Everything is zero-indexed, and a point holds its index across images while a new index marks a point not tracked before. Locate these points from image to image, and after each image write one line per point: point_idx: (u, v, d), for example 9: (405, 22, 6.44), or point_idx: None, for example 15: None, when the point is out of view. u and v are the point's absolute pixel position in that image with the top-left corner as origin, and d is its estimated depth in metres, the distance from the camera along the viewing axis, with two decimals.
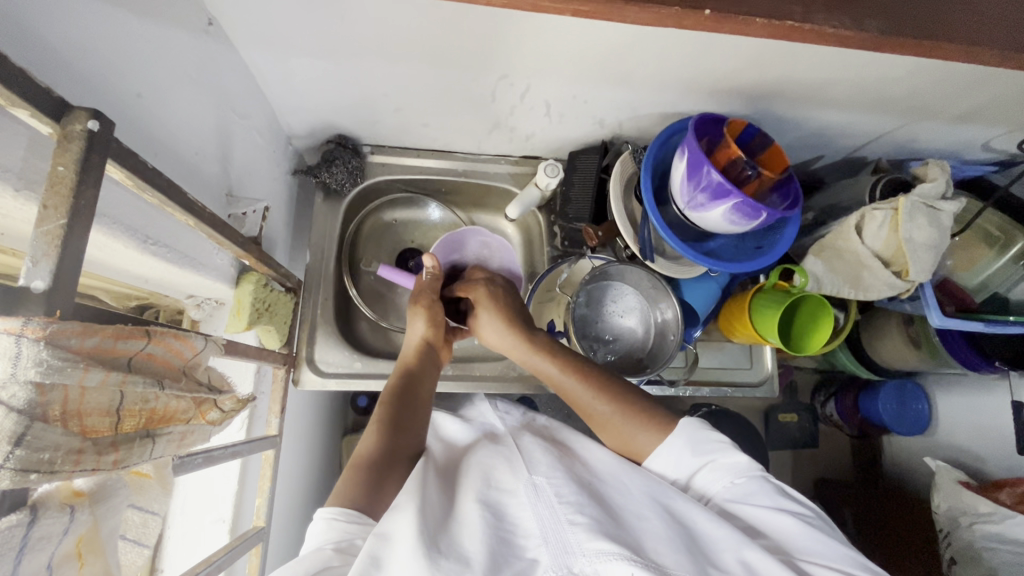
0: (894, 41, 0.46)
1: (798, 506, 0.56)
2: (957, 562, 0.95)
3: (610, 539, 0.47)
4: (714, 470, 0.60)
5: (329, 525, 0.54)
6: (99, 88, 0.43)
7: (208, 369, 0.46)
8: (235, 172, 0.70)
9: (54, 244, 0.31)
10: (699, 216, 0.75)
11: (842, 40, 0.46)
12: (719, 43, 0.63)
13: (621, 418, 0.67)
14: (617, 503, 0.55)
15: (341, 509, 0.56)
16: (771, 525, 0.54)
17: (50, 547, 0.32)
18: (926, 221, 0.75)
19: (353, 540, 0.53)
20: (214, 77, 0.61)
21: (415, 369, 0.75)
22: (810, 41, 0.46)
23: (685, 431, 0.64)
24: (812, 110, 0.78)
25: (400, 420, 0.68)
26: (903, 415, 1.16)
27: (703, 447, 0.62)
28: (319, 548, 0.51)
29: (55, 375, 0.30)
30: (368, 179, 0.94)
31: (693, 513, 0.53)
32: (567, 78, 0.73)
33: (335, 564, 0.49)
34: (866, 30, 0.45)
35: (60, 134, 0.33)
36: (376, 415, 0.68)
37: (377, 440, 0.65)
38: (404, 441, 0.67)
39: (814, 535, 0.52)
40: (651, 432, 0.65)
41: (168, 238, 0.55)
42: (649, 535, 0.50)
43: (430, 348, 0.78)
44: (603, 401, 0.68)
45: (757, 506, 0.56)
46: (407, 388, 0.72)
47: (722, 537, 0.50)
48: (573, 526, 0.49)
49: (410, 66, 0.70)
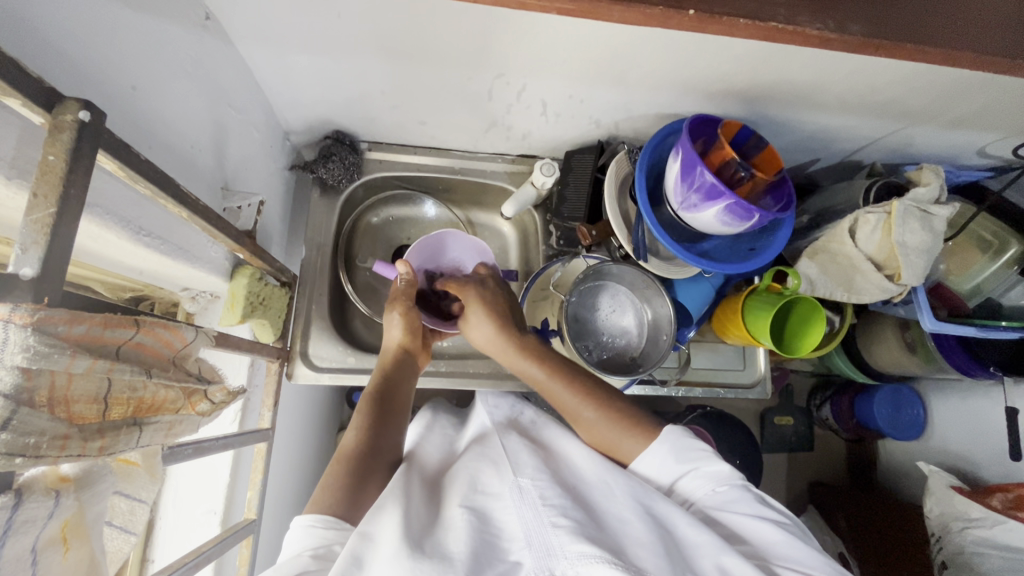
0: (875, 45, 0.46)
1: (776, 515, 0.56)
2: (949, 566, 0.95)
3: (591, 542, 0.47)
4: (697, 478, 0.60)
5: (308, 532, 0.55)
6: (94, 81, 0.44)
7: (198, 360, 0.47)
8: (230, 165, 0.70)
9: (43, 232, 0.32)
10: (692, 217, 0.76)
11: (825, 42, 0.46)
12: (714, 44, 0.63)
13: (604, 424, 0.67)
14: (601, 508, 0.55)
15: (320, 516, 0.56)
16: (752, 531, 0.54)
17: (34, 531, 0.32)
18: (919, 225, 0.76)
19: (331, 547, 0.53)
20: (210, 71, 0.62)
21: (392, 373, 0.75)
22: (794, 43, 0.46)
23: (669, 439, 0.64)
24: (808, 113, 0.78)
25: (380, 425, 0.69)
26: (898, 419, 1.18)
27: (687, 455, 0.62)
28: (297, 555, 0.52)
29: (41, 361, 0.31)
30: (365, 175, 0.94)
31: (674, 516, 0.53)
32: (563, 77, 0.73)
33: (312, 569, 0.49)
34: (849, 33, 0.46)
35: (51, 124, 0.33)
36: (356, 419, 0.69)
37: (358, 441, 0.66)
38: (382, 446, 0.68)
39: (789, 545, 0.52)
40: (634, 438, 0.66)
41: (161, 230, 0.55)
42: (630, 539, 0.50)
43: (407, 354, 0.78)
44: (588, 405, 0.69)
45: (736, 514, 0.56)
46: (385, 393, 0.72)
47: (702, 542, 0.50)
48: (556, 528, 0.49)
49: (407, 63, 0.70)
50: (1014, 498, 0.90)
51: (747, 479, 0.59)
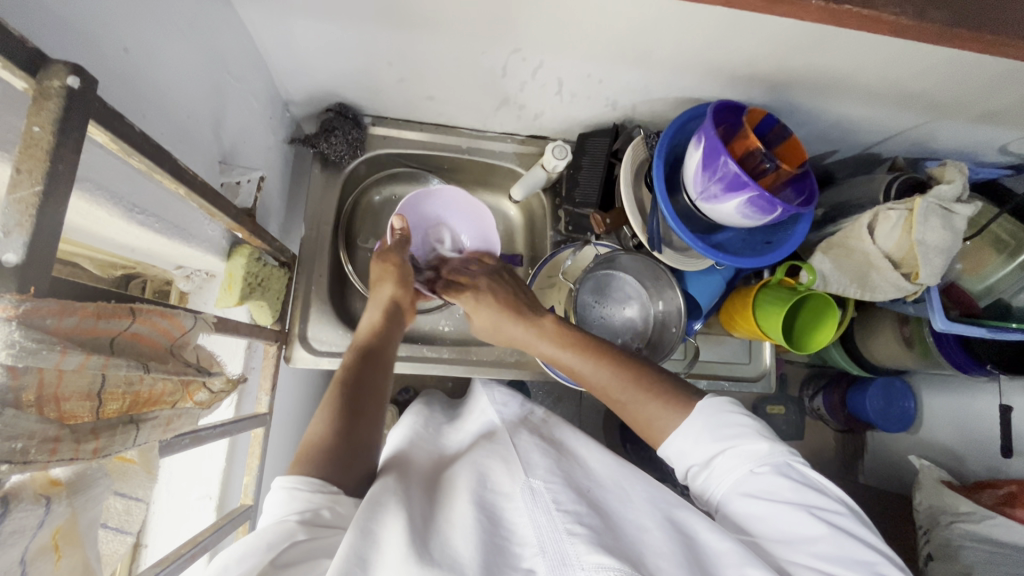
0: (954, 33, 0.46)
1: (821, 499, 0.54)
2: (934, 558, 0.95)
3: (608, 551, 0.44)
4: (734, 457, 0.58)
5: (291, 495, 0.53)
6: (85, 46, 0.40)
7: (197, 347, 0.44)
8: (228, 137, 0.66)
9: (29, 213, 0.28)
10: (710, 208, 0.73)
11: (898, 29, 0.45)
12: (746, 25, 0.60)
13: (638, 401, 0.65)
14: (618, 513, 0.53)
15: (302, 478, 0.55)
16: (787, 525, 0.53)
17: (23, 541, 0.30)
18: (940, 224, 0.73)
19: (319, 511, 0.53)
20: (206, 35, 0.57)
21: (381, 331, 0.74)
22: (865, 28, 0.45)
23: (704, 414, 0.61)
24: (834, 103, 0.75)
25: (361, 384, 0.66)
26: (889, 412, 1.14)
27: (723, 431, 0.59)
28: (282, 520, 0.51)
29: (28, 359, 0.28)
30: (368, 151, 0.90)
31: (696, 524, 0.51)
32: (583, 55, 0.69)
33: (300, 538, 0.49)
34: (925, 20, 0.45)
35: (36, 90, 0.30)
36: (329, 394, 0.65)
37: (329, 422, 0.61)
38: (367, 408, 0.64)
39: (830, 539, 0.50)
40: (670, 410, 0.64)
41: (154, 207, 0.51)
42: (649, 549, 0.48)
43: (397, 307, 0.78)
44: (620, 385, 0.67)
45: (775, 502, 0.54)
46: (368, 352, 0.71)
47: (726, 548, 0.48)
48: (572, 536, 0.46)
49: (417, 33, 0.66)
50: (1004, 495, 0.89)
51: (791, 455, 0.57)
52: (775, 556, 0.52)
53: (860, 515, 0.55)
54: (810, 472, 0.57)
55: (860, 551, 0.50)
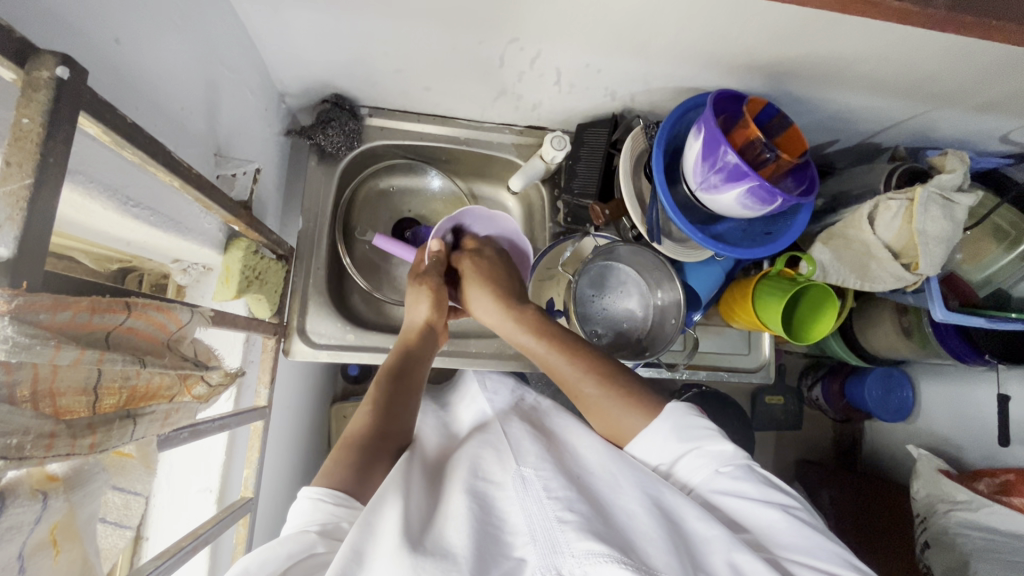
0: (960, 19, 0.45)
1: (787, 499, 0.55)
2: (931, 546, 0.95)
3: (600, 539, 0.44)
4: (700, 457, 0.58)
5: (316, 506, 0.53)
6: (74, 36, 0.39)
7: (195, 341, 0.44)
8: (223, 129, 0.65)
9: (19, 207, 0.28)
10: (710, 199, 0.73)
11: (904, 15, 0.45)
12: (747, 12, 0.59)
13: (606, 399, 0.65)
14: (608, 501, 0.53)
15: (328, 490, 0.55)
16: (754, 519, 0.53)
17: (19, 537, 0.30)
18: (941, 214, 0.73)
19: (340, 523, 0.53)
20: (200, 24, 0.56)
21: (415, 351, 0.72)
22: (870, 14, 0.44)
23: (672, 416, 0.61)
24: (835, 92, 0.74)
25: (394, 403, 0.66)
26: (887, 402, 1.15)
27: (690, 433, 0.60)
28: (302, 531, 0.50)
29: (23, 353, 0.28)
30: (364, 143, 0.89)
31: (683, 509, 0.51)
32: (583, 44, 0.68)
33: (320, 550, 0.49)
34: (932, 6, 0.44)
35: (25, 81, 0.29)
36: (372, 389, 0.66)
37: (372, 415, 0.64)
38: (401, 404, 0.67)
39: (794, 530, 0.51)
40: (637, 413, 0.64)
41: (149, 200, 0.51)
42: (640, 535, 0.48)
43: (431, 331, 0.75)
44: (591, 382, 0.66)
45: (742, 498, 0.54)
46: (403, 370, 0.69)
47: (711, 536, 0.48)
48: (563, 525, 0.46)
49: (414, 22, 0.65)
50: (1001, 484, 0.90)
51: (753, 459, 0.58)
52: (769, 550, 0.51)
53: (821, 518, 0.56)
54: (769, 474, 0.58)
55: (829, 544, 0.50)
